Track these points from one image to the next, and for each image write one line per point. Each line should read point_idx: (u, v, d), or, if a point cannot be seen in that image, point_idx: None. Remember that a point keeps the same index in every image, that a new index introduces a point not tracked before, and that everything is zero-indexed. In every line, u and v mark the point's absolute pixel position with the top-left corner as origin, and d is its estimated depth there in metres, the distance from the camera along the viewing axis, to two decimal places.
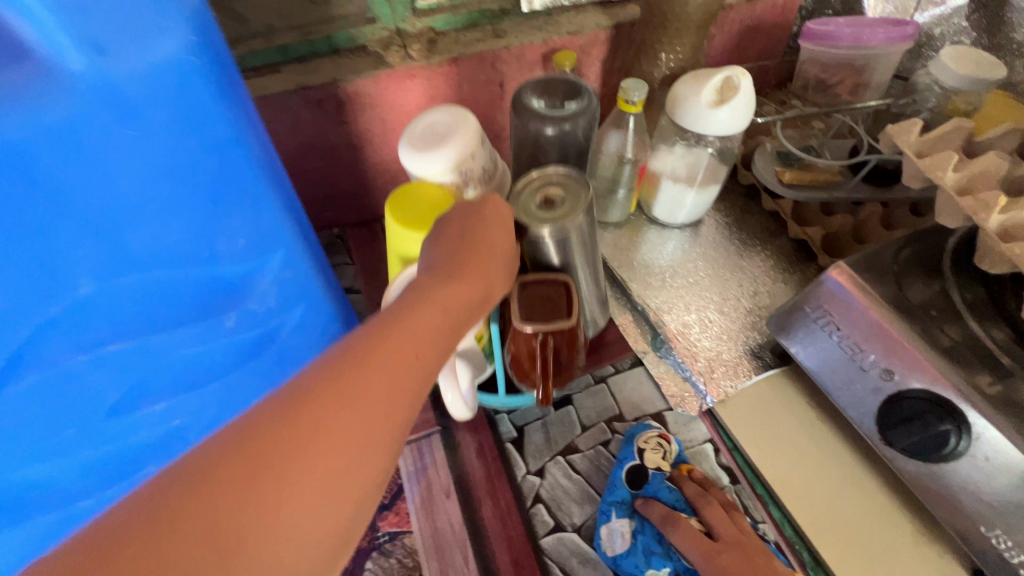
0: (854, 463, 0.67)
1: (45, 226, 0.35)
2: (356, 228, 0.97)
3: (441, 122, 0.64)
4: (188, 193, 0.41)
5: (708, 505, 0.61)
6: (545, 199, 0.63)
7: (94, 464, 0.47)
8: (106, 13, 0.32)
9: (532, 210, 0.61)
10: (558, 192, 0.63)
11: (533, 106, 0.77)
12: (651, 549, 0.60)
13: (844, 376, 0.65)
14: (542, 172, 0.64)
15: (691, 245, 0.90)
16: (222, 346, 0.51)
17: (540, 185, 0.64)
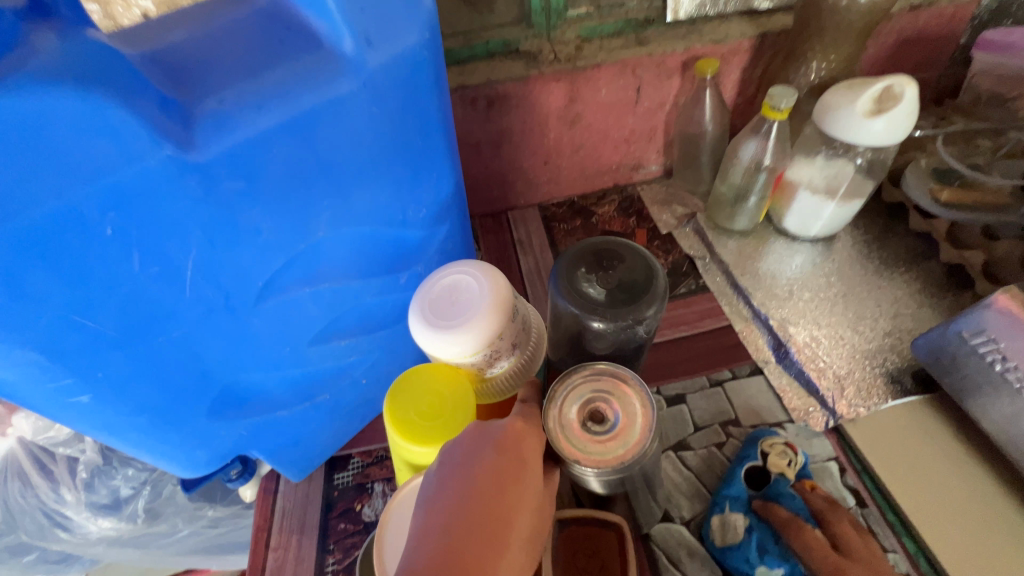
0: (1010, 507, 0.62)
1: (311, 181, 0.44)
2: (483, 218, 1.05)
3: (457, 289, 0.49)
4: (398, 164, 0.49)
5: (836, 519, 0.59)
6: (588, 417, 0.44)
7: (285, 384, 0.55)
8: (387, 18, 0.41)
9: (573, 429, 0.43)
10: (609, 406, 0.44)
11: (569, 283, 0.47)
12: (764, 549, 0.59)
13: (1008, 409, 0.59)
14: (584, 371, 0.45)
15: (823, 259, 0.87)
16: (393, 299, 0.59)
17: (584, 392, 0.44)
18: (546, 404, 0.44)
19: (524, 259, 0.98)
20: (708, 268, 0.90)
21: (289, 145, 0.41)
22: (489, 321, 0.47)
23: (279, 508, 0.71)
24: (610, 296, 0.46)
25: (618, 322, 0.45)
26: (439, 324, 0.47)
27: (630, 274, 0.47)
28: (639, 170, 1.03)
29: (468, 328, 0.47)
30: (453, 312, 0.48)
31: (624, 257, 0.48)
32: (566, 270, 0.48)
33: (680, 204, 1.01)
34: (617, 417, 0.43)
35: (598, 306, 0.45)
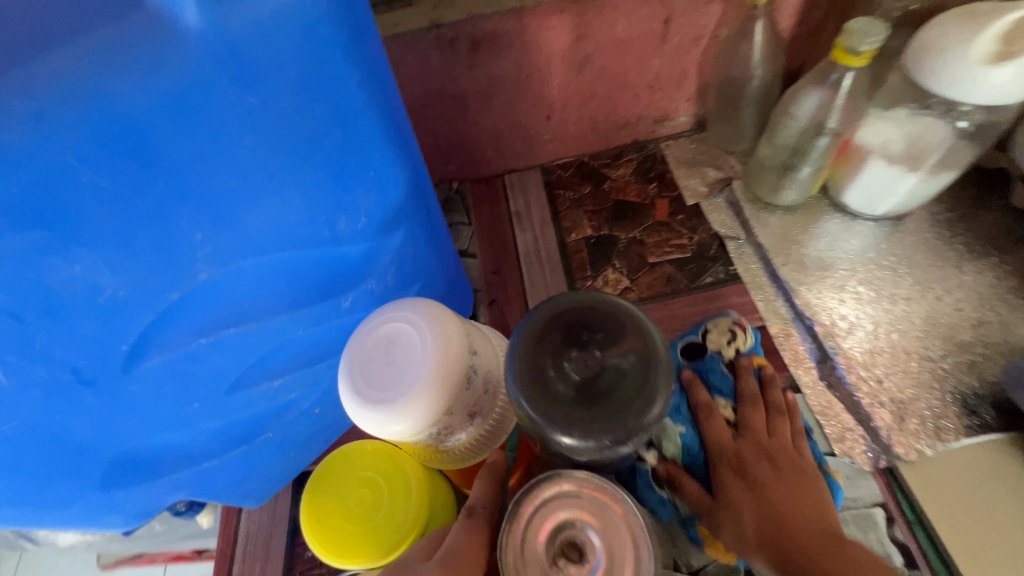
0: None
1: (163, 209, 0.31)
2: (476, 183, 0.89)
3: (400, 350, 0.38)
4: (311, 170, 0.35)
5: (751, 404, 0.54)
6: (559, 554, 0.32)
7: (206, 434, 0.45)
8: None
9: (537, 567, 0.32)
10: (588, 541, 0.32)
11: (527, 369, 0.31)
12: (679, 411, 0.55)
13: None
14: (559, 485, 0.33)
15: (888, 243, 0.69)
16: (337, 325, 0.48)
17: (558, 517, 0.33)
18: (507, 526, 0.33)
19: (520, 236, 0.84)
20: (742, 252, 0.74)
21: (103, 168, 0.28)
22: (430, 396, 0.36)
23: (243, 531, 0.65)
24: (586, 395, 0.30)
25: (593, 438, 0.29)
26: (370, 399, 0.37)
27: (620, 357, 0.31)
28: (664, 123, 0.84)
29: (405, 406, 0.36)
30: (386, 383, 0.37)
31: (613, 329, 0.32)
32: (524, 345, 0.32)
33: (712, 166, 0.83)
34: (598, 560, 0.32)
35: (565, 412, 0.30)
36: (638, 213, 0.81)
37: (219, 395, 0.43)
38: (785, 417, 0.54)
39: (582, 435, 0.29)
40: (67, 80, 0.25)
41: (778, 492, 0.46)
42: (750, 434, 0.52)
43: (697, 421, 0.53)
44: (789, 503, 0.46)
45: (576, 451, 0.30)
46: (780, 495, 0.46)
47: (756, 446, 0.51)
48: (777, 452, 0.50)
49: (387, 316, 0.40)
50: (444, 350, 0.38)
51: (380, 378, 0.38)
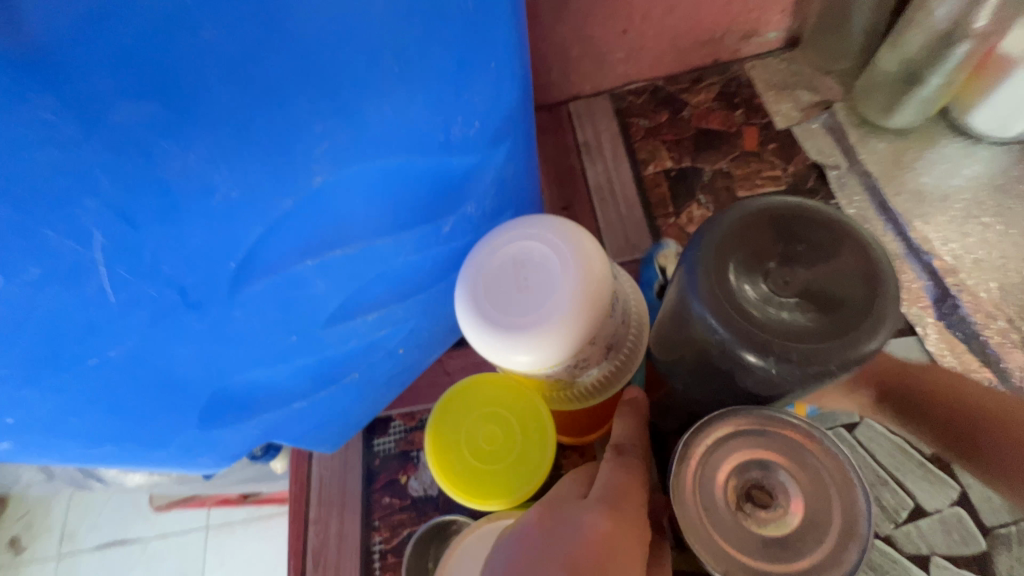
0: None
1: (290, 85, 0.25)
2: (537, 111, 0.81)
3: (526, 271, 0.33)
4: (437, 47, 0.29)
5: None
6: (744, 494, 0.29)
7: (301, 369, 0.41)
8: None
9: (719, 515, 0.28)
10: (783, 483, 0.29)
11: (719, 291, 0.26)
12: None
13: None
14: (738, 421, 0.30)
15: (1011, 171, 0.63)
16: (433, 253, 0.42)
17: (742, 458, 0.29)
18: (686, 451, 0.29)
19: (590, 169, 0.76)
20: (846, 182, 0.67)
21: (229, 23, 0.22)
22: (573, 321, 0.32)
23: (316, 476, 0.63)
24: (803, 322, 0.26)
25: (796, 365, 0.25)
26: (506, 325, 0.33)
27: (834, 282, 0.26)
28: (752, 39, 0.75)
29: (547, 331, 0.32)
30: (522, 307, 0.33)
31: (814, 243, 0.27)
32: (707, 259, 0.27)
33: (807, 88, 0.74)
34: (795, 514, 0.28)
35: (778, 335, 0.25)
36: (722, 144, 0.73)
37: (313, 329, 0.38)
38: None
39: (811, 365, 0.25)
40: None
41: None
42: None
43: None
44: None
45: (787, 379, 0.26)
46: None
47: None
48: None
49: (518, 237, 0.34)
50: (584, 273, 0.33)
51: (503, 300, 0.33)
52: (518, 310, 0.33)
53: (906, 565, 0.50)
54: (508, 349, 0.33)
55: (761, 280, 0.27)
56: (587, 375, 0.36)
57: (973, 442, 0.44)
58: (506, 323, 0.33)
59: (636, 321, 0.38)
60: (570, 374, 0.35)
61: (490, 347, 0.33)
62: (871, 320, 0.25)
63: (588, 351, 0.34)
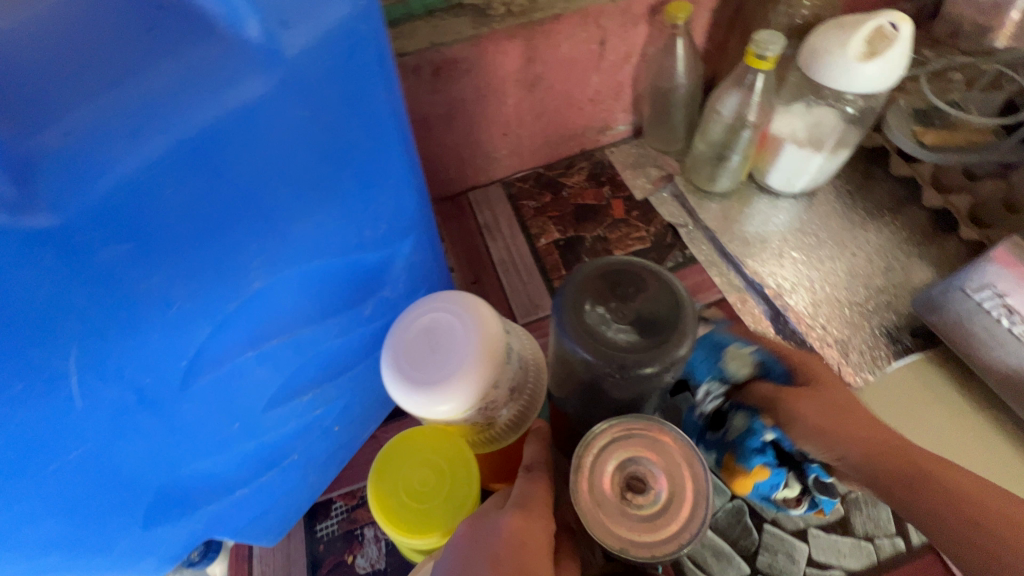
0: (997, 444, 0.64)
1: (229, 221, 0.32)
2: (442, 202, 0.92)
3: (437, 337, 0.42)
4: (347, 177, 0.38)
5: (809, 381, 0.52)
6: (625, 486, 0.36)
7: (243, 456, 0.45)
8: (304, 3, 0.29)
9: (609, 506, 0.36)
10: (650, 470, 0.37)
11: (576, 327, 0.35)
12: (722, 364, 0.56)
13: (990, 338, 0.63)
14: (612, 429, 0.38)
15: (804, 215, 0.83)
16: (358, 333, 0.49)
17: (620, 455, 0.37)
18: (577, 462, 0.37)
19: (494, 246, 0.88)
20: (693, 236, 0.84)
21: (183, 180, 0.29)
22: (476, 371, 0.40)
23: (258, 574, 0.63)
24: (642, 335, 0.35)
25: (649, 367, 0.34)
26: (425, 383, 0.40)
27: (650, 301, 0.36)
28: (607, 132, 0.94)
29: (459, 383, 0.40)
30: (436, 367, 0.41)
31: (638, 281, 0.37)
32: (567, 313, 0.36)
33: (654, 166, 0.93)
34: (661, 488, 0.36)
35: (620, 350, 0.34)
36: (597, 215, 0.89)
37: (254, 414, 0.42)
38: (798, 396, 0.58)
39: (652, 364, 0.34)
40: (162, 86, 0.26)
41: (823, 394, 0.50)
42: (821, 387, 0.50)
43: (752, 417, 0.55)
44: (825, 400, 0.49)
45: (635, 381, 0.35)
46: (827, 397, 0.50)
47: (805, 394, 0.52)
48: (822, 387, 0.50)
49: (427, 310, 0.43)
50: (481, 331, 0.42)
51: (422, 364, 0.41)
52: (435, 369, 0.40)
53: (789, 539, 0.60)
54: (431, 402, 0.40)
55: (605, 314, 0.36)
56: (500, 415, 0.44)
57: (915, 504, 0.43)
58: (425, 381, 0.40)
59: (533, 366, 0.47)
60: (485, 416, 0.42)
61: (416, 402, 0.40)
62: (682, 330, 0.35)
63: (495, 394, 0.42)
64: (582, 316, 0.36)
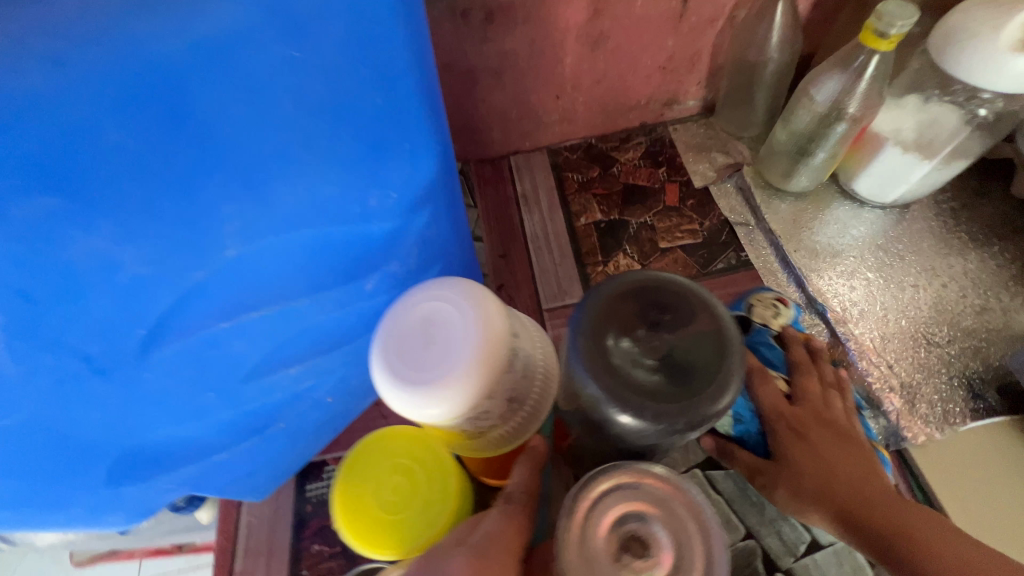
0: None
1: (192, 178, 0.28)
2: (481, 163, 0.85)
3: (433, 330, 0.36)
4: (348, 139, 0.32)
5: (805, 373, 0.54)
6: (622, 548, 0.31)
7: (220, 425, 0.42)
8: None
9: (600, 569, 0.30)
10: (655, 535, 0.31)
11: (593, 359, 0.29)
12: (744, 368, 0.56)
13: None
14: (616, 476, 0.32)
15: (891, 231, 0.71)
16: (357, 309, 0.45)
17: (623, 512, 0.32)
18: (568, 506, 0.32)
19: (528, 219, 0.81)
20: (753, 238, 0.74)
21: (138, 124, 0.26)
22: (473, 379, 0.35)
23: (245, 524, 0.62)
24: (672, 381, 0.29)
25: (670, 422, 0.28)
26: (411, 381, 0.35)
27: (689, 340, 0.30)
28: (674, 106, 0.83)
29: (449, 387, 0.35)
30: (428, 365, 0.35)
31: (677, 310, 0.31)
32: (585, 339, 0.30)
33: (721, 151, 0.82)
34: (664, 560, 0.30)
35: (641, 397, 0.28)
36: (647, 199, 0.80)
37: (230, 386, 0.39)
38: (836, 393, 0.54)
39: (677, 421, 0.28)
40: (115, 4, 0.23)
41: (819, 439, 0.48)
42: (806, 403, 0.52)
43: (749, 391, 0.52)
44: (815, 460, 0.47)
45: (651, 434, 0.29)
46: (821, 448, 0.48)
47: (815, 413, 0.51)
48: (831, 419, 0.51)
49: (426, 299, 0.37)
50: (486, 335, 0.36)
51: (414, 359, 0.36)
52: (427, 369, 0.35)
53: None
54: (415, 406, 0.35)
55: (632, 345, 0.30)
56: (494, 426, 0.39)
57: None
58: (413, 380, 0.35)
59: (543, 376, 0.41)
60: (475, 425, 0.37)
61: (401, 402, 0.35)
62: (722, 382, 0.29)
63: (488, 404, 0.36)
64: (603, 346, 0.30)
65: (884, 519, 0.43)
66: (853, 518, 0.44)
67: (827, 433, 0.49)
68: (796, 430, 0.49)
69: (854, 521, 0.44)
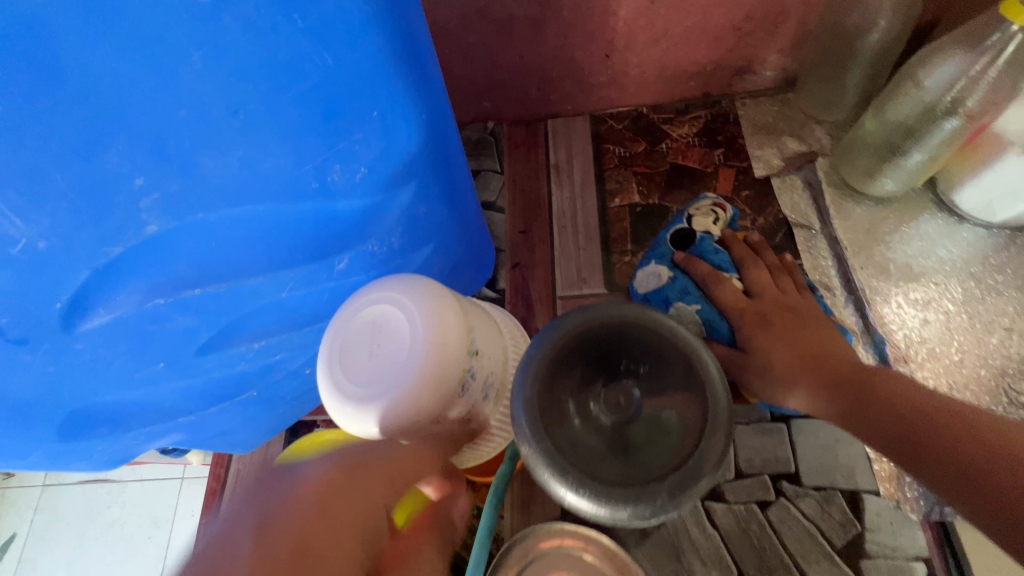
0: None
1: (87, 144, 0.25)
2: (515, 125, 0.77)
3: (382, 344, 0.31)
4: (288, 104, 0.27)
5: (754, 267, 0.48)
6: None
7: (178, 392, 0.40)
8: None
9: None
10: None
11: (542, 419, 0.28)
12: (686, 292, 0.46)
13: None
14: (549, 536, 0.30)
15: (989, 260, 0.58)
16: (330, 287, 0.39)
17: None
18: None
19: (557, 193, 0.73)
20: (813, 244, 0.62)
21: (2, 82, 0.22)
22: (418, 403, 0.31)
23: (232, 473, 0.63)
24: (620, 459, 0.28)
25: (611, 508, 0.27)
26: (349, 396, 0.31)
27: (656, 410, 0.29)
28: (745, 76, 0.70)
29: (388, 410, 0.30)
30: (370, 379, 0.31)
31: (647, 378, 0.30)
32: (538, 397, 0.29)
33: (794, 136, 0.69)
34: None
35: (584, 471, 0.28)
36: (695, 184, 0.69)
37: (179, 357, 0.37)
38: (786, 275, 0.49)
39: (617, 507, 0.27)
40: None
41: (787, 324, 0.44)
42: (763, 294, 0.46)
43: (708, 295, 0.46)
44: (793, 333, 0.43)
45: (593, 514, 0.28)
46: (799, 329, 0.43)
47: (775, 302, 0.45)
48: (794, 304, 0.45)
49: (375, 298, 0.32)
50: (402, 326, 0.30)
51: (357, 371, 0.31)
52: (366, 384, 0.31)
53: None
54: (351, 423, 0.31)
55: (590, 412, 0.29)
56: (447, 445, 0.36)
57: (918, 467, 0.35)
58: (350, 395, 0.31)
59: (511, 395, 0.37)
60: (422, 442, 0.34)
61: (337, 416, 0.31)
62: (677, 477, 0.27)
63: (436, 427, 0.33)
64: (554, 408, 0.29)
65: (893, 398, 0.38)
66: (854, 395, 0.39)
67: (794, 317, 0.44)
68: (767, 316, 0.44)
69: (850, 400, 0.39)
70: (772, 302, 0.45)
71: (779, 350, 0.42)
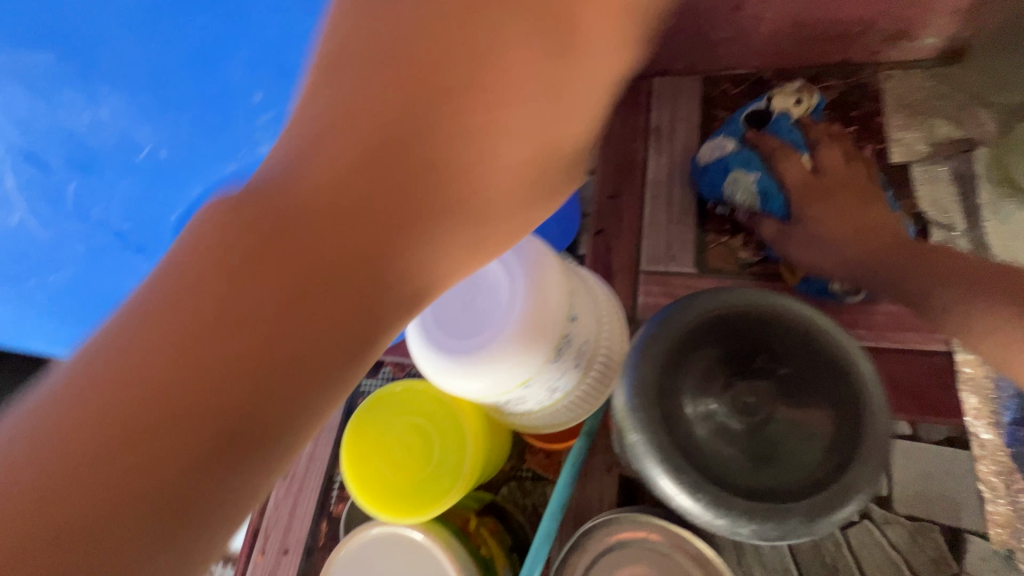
0: None
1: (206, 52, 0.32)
2: None
3: (480, 296, 0.30)
4: None
5: (827, 148, 0.54)
6: None
7: None
8: None
9: None
10: None
11: (664, 402, 0.34)
12: (749, 162, 0.54)
13: None
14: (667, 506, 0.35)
15: None
16: None
17: None
18: None
19: (654, 159, 0.67)
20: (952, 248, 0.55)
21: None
22: (513, 361, 0.29)
23: None
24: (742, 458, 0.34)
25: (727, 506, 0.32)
26: (442, 346, 0.30)
27: (789, 420, 0.34)
28: (898, 42, 0.60)
29: (482, 363, 0.29)
30: (465, 330, 0.30)
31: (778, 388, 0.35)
32: (667, 387, 0.34)
33: (948, 119, 0.59)
34: None
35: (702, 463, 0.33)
36: None
37: None
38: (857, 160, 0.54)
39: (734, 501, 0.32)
40: None
41: (845, 199, 0.51)
42: (833, 174, 0.52)
43: (772, 168, 0.53)
44: (846, 210, 0.51)
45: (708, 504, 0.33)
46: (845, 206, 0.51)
47: (839, 181, 0.52)
48: (849, 185, 0.52)
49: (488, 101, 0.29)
50: None
51: (454, 321, 0.30)
52: (461, 334, 0.30)
53: None
54: (441, 374, 0.30)
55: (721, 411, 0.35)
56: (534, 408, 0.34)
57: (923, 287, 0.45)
58: (445, 344, 0.30)
59: (601, 365, 0.34)
60: (511, 402, 0.33)
61: (429, 365, 0.31)
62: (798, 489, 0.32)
63: (527, 387, 0.31)
64: (678, 399, 0.34)
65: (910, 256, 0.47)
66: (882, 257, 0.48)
67: (853, 193, 0.51)
68: (824, 193, 0.51)
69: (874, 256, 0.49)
70: (838, 181, 0.52)
71: (838, 226, 0.50)
